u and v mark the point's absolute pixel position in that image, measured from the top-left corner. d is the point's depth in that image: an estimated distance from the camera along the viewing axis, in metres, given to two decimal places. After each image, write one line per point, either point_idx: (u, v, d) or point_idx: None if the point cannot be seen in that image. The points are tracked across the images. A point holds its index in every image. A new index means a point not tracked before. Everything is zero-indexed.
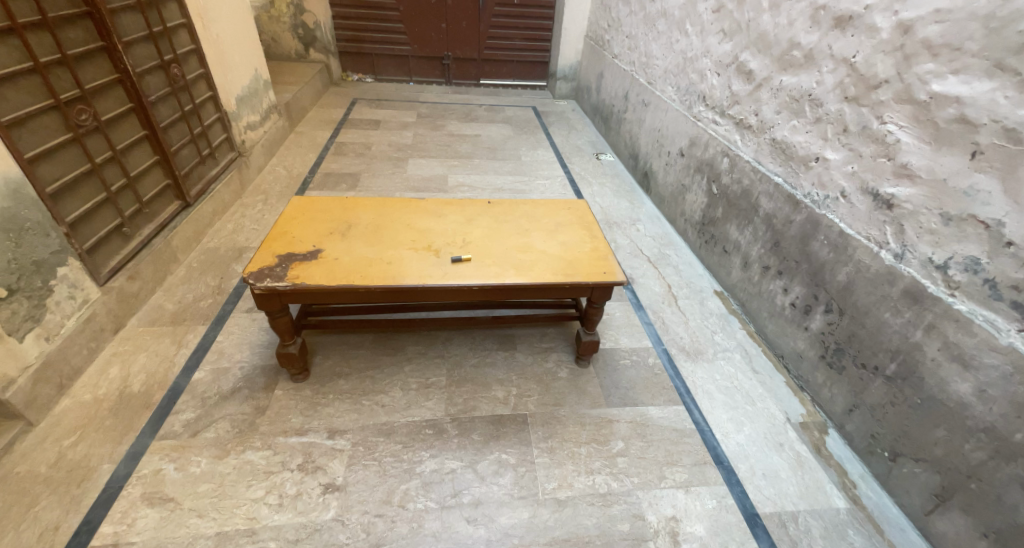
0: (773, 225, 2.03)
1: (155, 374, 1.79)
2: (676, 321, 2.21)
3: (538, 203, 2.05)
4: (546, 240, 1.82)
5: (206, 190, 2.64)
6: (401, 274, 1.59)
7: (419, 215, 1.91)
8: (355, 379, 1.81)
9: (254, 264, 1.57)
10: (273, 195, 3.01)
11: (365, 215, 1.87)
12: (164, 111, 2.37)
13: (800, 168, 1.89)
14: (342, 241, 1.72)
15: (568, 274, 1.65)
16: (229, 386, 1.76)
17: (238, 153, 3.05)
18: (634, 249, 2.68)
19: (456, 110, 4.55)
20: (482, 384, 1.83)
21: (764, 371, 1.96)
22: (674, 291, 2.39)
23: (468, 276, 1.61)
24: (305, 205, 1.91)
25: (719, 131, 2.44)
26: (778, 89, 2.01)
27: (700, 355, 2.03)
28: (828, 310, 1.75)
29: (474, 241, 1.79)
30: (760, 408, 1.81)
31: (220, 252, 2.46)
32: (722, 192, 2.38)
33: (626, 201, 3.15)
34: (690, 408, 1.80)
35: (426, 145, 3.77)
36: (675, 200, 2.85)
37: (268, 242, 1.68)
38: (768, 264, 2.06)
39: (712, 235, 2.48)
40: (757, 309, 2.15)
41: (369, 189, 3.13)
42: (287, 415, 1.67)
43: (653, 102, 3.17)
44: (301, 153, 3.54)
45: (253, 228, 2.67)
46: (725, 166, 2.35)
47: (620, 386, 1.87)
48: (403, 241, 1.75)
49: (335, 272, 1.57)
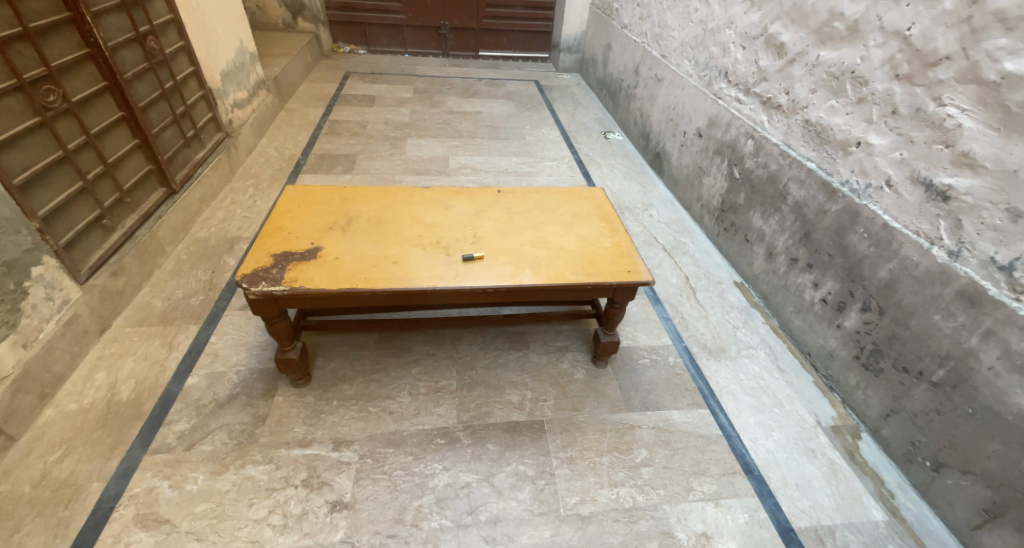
0: (804, 214, 1.90)
1: (145, 381, 1.66)
2: (696, 315, 2.10)
3: (552, 192, 1.90)
4: (563, 234, 1.68)
5: (192, 175, 2.47)
6: (409, 276, 1.46)
7: (424, 206, 1.76)
8: (360, 383, 1.70)
9: (248, 265, 1.43)
10: (265, 178, 2.83)
11: (366, 207, 1.73)
12: (142, 90, 2.18)
13: (838, 153, 1.75)
14: (343, 237, 1.58)
15: (590, 274, 1.52)
16: (224, 393, 1.64)
17: (225, 133, 2.86)
18: (647, 237, 2.54)
19: (454, 84, 4.32)
20: (495, 388, 1.72)
21: (791, 369, 1.87)
22: (692, 283, 2.27)
23: (483, 277, 1.48)
24: (301, 195, 1.76)
25: (742, 110, 2.28)
26: (814, 65, 1.85)
27: (722, 353, 1.93)
28: (865, 308, 1.64)
29: (486, 236, 1.65)
30: (789, 410, 1.72)
31: (211, 243, 2.31)
32: (745, 177, 2.24)
33: (637, 184, 3.00)
34: (715, 412, 1.70)
35: (425, 123, 3.57)
36: (690, 183, 2.70)
37: (262, 239, 1.54)
38: (796, 256, 1.94)
39: (731, 223, 2.35)
40: (782, 302, 2.04)
41: (366, 171, 2.95)
42: (289, 425, 1.56)
43: (667, 77, 2.98)
44: (293, 132, 3.34)
45: (245, 216, 2.51)
46: (749, 149, 2.20)
47: (640, 388, 1.77)
48: (410, 237, 1.61)
49: (336, 273, 1.44)
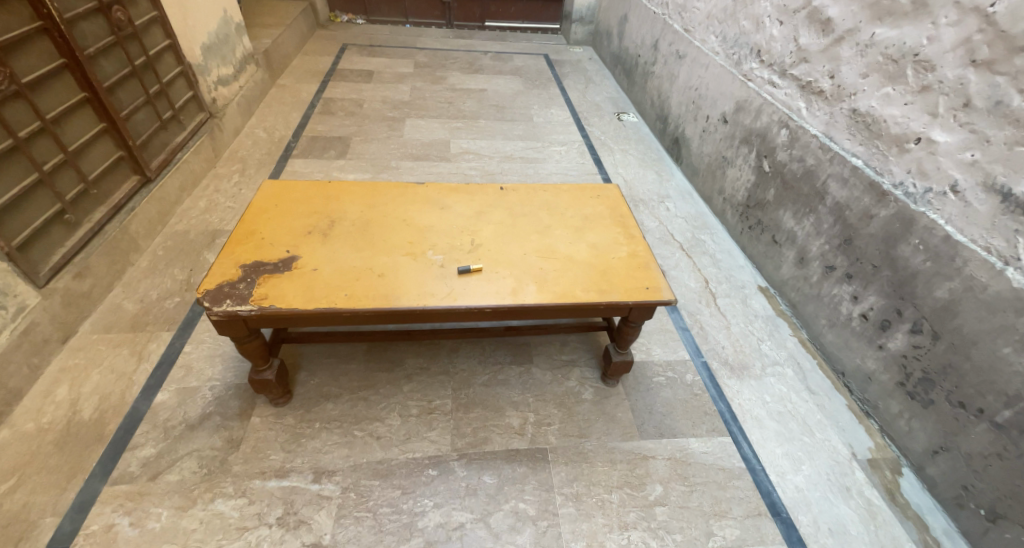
0: (844, 217, 1.68)
1: (110, 398, 1.51)
2: (716, 326, 1.91)
3: (560, 190, 1.70)
4: (572, 241, 1.49)
5: (170, 160, 2.28)
6: (397, 292, 1.28)
7: (417, 206, 1.57)
8: (345, 402, 1.55)
9: (212, 278, 1.26)
10: (252, 163, 2.63)
11: (352, 207, 1.54)
12: (108, 67, 1.97)
13: (891, 150, 1.54)
14: (324, 244, 1.39)
15: (602, 291, 1.33)
16: (196, 413, 1.49)
17: (208, 114, 2.64)
18: (663, 234, 2.33)
19: (458, 58, 4.04)
20: (494, 409, 1.56)
21: (822, 391, 1.69)
22: (712, 287, 2.07)
23: (480, 294, 1.30)
24: (279, 192, 1.57)
25: (776, 94, 2.03)
26: (867, 45, 1.62)
27: (746, 371, 1.74)
28: (915, 330, 1.46)
29: (485, 243, 1.46)
30: (821, 440, 1.55)
31: (191, 236, 2.13)
32: (775, 171, 2.01)
33: (653, 172, 2.76)
34: (738, 441, 1.53)
35: (425, 102, 3.32)
36: (712, 174, 2.47)
37: (231, 246, 1.36)
38: (833, 264, 1.74)
39: (757, 221, 2.14)
40: (813, 313, 1.84)
41: (360, 156, 2.74)
42: (266, 451, 1.41)
43: (689, 54, 2.71)
44: (283, 111, 3.11)
45: (229, 206, 2.32)
46: (782, 140, 1.97)
47: (655, 411, 1.60)
48: (399, 244, 1.42)
49: (313, 289, 1.26)
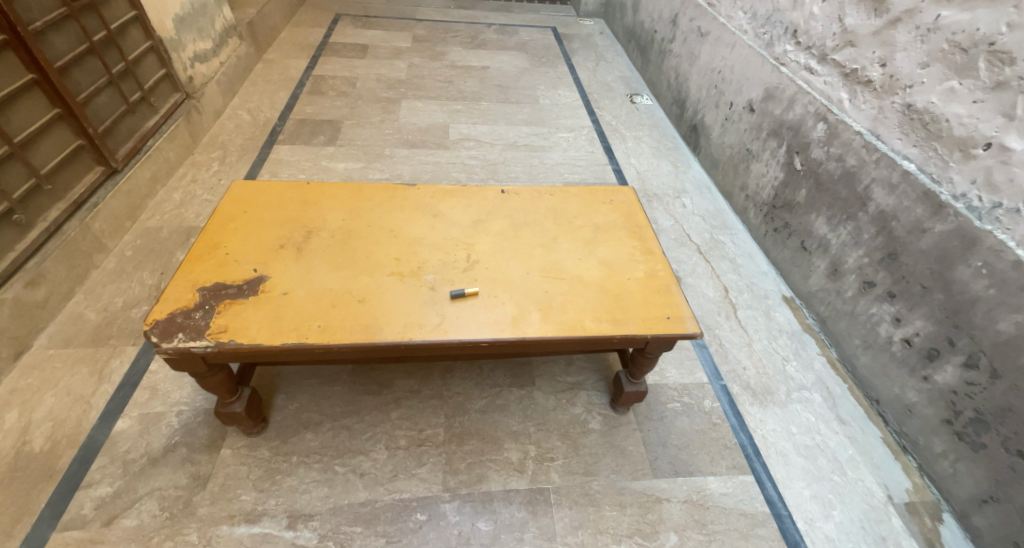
0: (889, 229, 1.49)
1: (65, 425, 1.37)
2: (737, 343, 1.73)
3: (569, 193, 1.50)
4: (582, 257, 1.30)
5: (140, 148, 2.08)
6: (378, 323, 1.10)
7: (406, 213, 1.38)
8: (327, 432, 1.40)
9: (164, 306, 1.08)
10: (233, 149, 2.41)
11: (332, 214, 1.35)
12: (61, 43, 1.75)
13: (953, 156, 1.33)
14: (297, 262, 1.22)
15: (616, 322, 1.15)
16: (160, 444, 1.35)
17: (185, 94, 2.42)
18: (679, 234, 2.13)
19: (460, 31, 3.75)
20: (491, 440, 1.41)
21: (854, 421, 1.53)
22: (732, 297, 1.89)
23: (475, 325, 1.12)
24: (250, 196, 1.38)
25: (813, 82, 1.80)
26: (929, 30, 1.39)
27: (769, 397, 1.58)
28: (969, 364, 1.28)
29: (483, 259, 1.27)
30: (853, 480, 1.40)
31: (163, 234, 1.95)
32: (808, 169, 1.80)
33: (668, 163, 2.54)
34: (762, 480, 1.38)
35: (423, 81, 3.07)
36: (733, 167, 2.26)
37: (189, 264, 1.18)
38: (873, 280, 1.55)
39: (785, 223, 1.93)
40: (845, 332, 1.67)
41: (352, 142, 2.50)
42: (236, 491, 1.27)
43: (713, 32, 2.45)
44: (270, 90, 2.87)
45: (206, 199, 2.13)
46: (819, 135, 1.75)
47: (669, 444, 1.44)
48: (383, 260, 1.24)
49: (281, 319, 1.09)
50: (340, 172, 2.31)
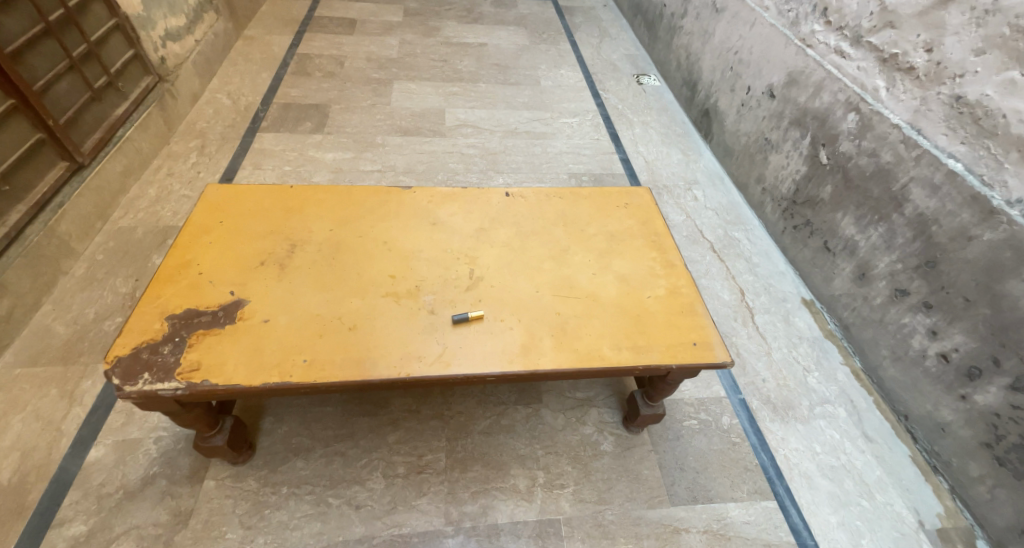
0: (929, 234, 1.37)
1: (33, 456, 1.25)
2: (756, 352, 1.62)
3: (579, 196, 1.36)
4: (596, 272, 1.17)
5: (109, 139, 1.90)
6: (372, 355, 0.98)
7: (399, 221, 1.24)
8: (319, 459, 1.29)
9: (127, 339, 0.95)
10: (213, 138, 2.23)
11: (318, 223, 1.21)
12: (12, 24, 1.55)
13: (1009, 156, 1.21)
14: (279, 282, 1.08)
15: (638, 349, 1.03)
16: (137, 476, 1.24)
17: (158, 77, 2.21)
18: (691, 231, 1.99)
19: (454, 4, 3.51)
20: (497, 466, 1.32)
21: (881, 438, 1.44)
22: (749, 300, 1.77)
23: (480, 355, 1.00)
24: (224, 203, 1.24)
25: (844, 67, 1.65)
26: (987, 13, 1.25)
27: (791, 412, 1.48)
28: (1016, 386, 1.18)
29: (487, 275, 1.14)
30: (882, 504, 1.31)
31: (138, 235, 1.80)
32: (836, 164, 1.67)
33: (677, 151, 2.39)
34: (786, 507, 1.29)
35: (416, 60, 2.87)
36: (749, 157, 2.11)
37: (156, 287, 1.05)
38: (907, 288, 1.44)
39: (806, 220, 1.80)
40: (872, 341, 1.56)
41: (341, 129, 2.32)
42: (221, 529, 1.17)
43: (730, 8, 2.27)
44: (251, 71, 2.66)
45: (184, 194, 1.97)
46: (850, 127, 1.61)
47: (686, 467, 1.35)
48: (375, 278, 1.11)
49: (261, 353, 0.96)
50: (328, 163, 2.14)
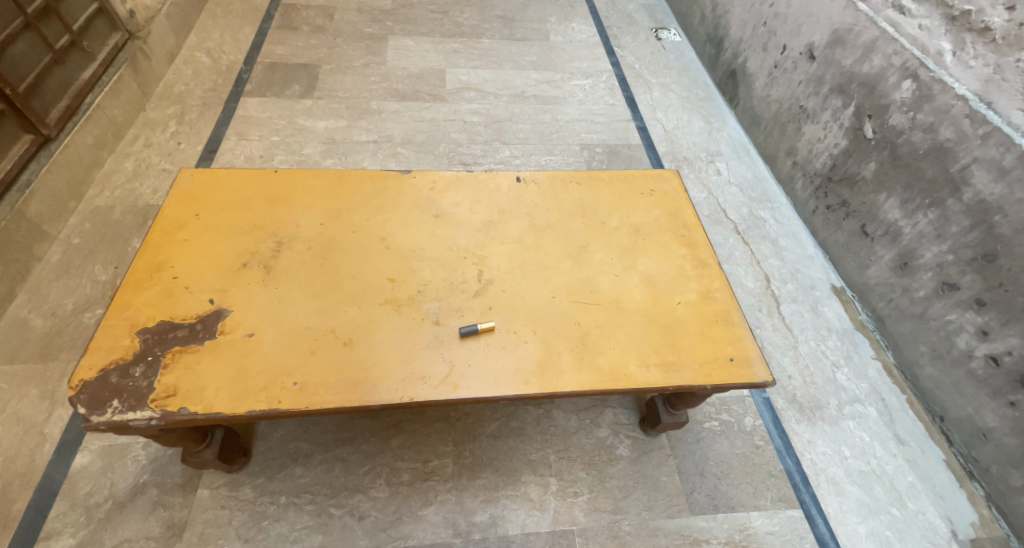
0: (991, 223, 1.23)
1: (14, 463, 1.17)
2: (781, 346, 1.51)
3: (599, 181, 1.21)
4: (619, 273, 1.05)
5: (79, 107, 1.72)
6: (370, 376, 0.87)
7: (397, 213, 1.11)
8: (319, 466, 1.22)
9: (93, 360, 0.84)
10: (193, 103, 2.03)
11: (306, 216, 1.08)
12: None
13: None
14: (263, 287, 0.96)
15: (668, 367, 0.92)
16: (127, 485, 1.17)
17: (127, 33, 1.98)
18: (714, 209, 1.84)
19: None
20: (508, 473, 1.24)
21: (913, 441, 1.36)
22: (775, 288, 1.64)
23: (491, 375, 0.89)
24: (200, 193, 1.09)
25: (903, 25, 1.45)
26: None
27: (819, 413, 1.39)
28: None
29: (497, 277, 1.02)
30: (913, 512, 1.25)
31: (116, 216, 1.66)
32: (883, 139, 1.50)
33: (699, 117, 2.19)
34: (812, 516, 1.23)
35: (412, 12, 2.61)
36: (780, 126, 1.92)
37: (123, 296, 0.92)
38: (957, 282, 1.31)
39: (843, 200, 1.65)
40: (909, 336, 1.45)
41: (332, 93, 2.12)
42: (217, 542, 1.11)
43: None
44: (232, 24, 2.41)
45: (164, 168, 1.81)
46: (904, 96, 1.43)
47: (707, 473, 1.28)
48: (372, 282, 0.99)
49: (246, 375, 0.85)
50: (319, 132, 1.96)
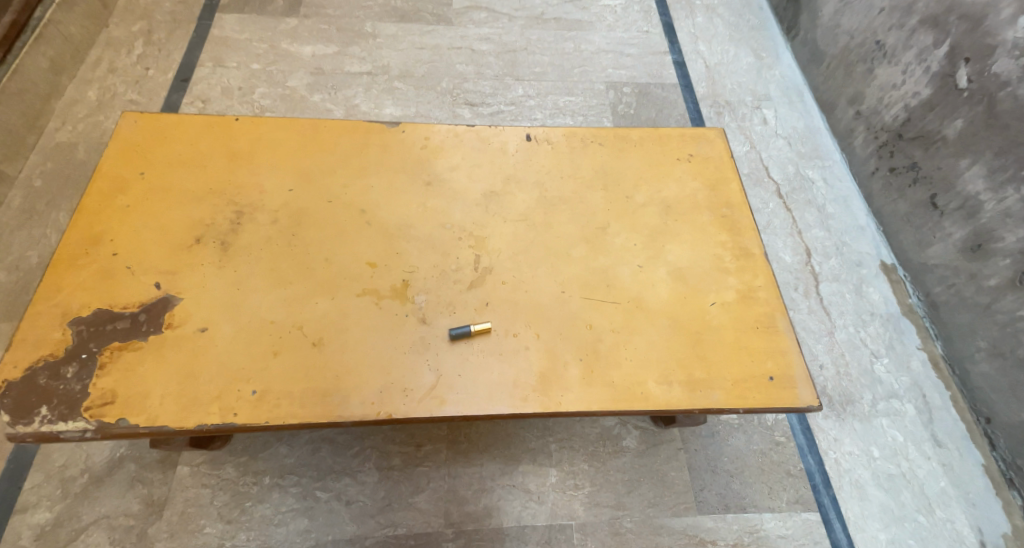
0: None
1: None
2: (816, 331, 1.35)
3: (626, 143, 1.00)
4: (644, 263, 0.87)
5: (26, 23, 1.47)
6: (341, 385, 0.74)
7: (381, 179, 0.92)
8: (304, 446, 1.15)
9: (19, 356, 0.72)
10: (161, 20, 1.77)
11: (273, 180, 0.90)
12: None
13: None
14: (219, 270, 0.81)
15: (694, 386, 0.78)
16: (103, 459, 1.10)
17: None
18: (755, 166, 1.60)
19: None
20: (505, 461, 1.16)
21: (952, 443, 1.23)
22: (816, 263, 1.45)
23: (484, 388, 0.76)
24: (147, 147, 0.92)
25: None
26: None
27: (850, 408, 1.26)
28: None
29: (497, 264, 0.85)
30: (941, 521, 1.15)
31: (80, 155, 1.49)
32: (979, 91, 1.23)
33: (748, 51, 1.87)
34: (830, 520, 1.14)
35: None
36: (846, 66, 1.62)
37: (53, 277, 0.78)
38: None
39: (911, 162, 1.40)
40: (966, 328, 1.28)
41: (320, 11, 1.83)
42: (198, 522, 1.06)
43: None
44: None
45: (131, 99, 1.60)
46: (1018, 36, 1.14)
47: (720, 470, 1.18)
48: (347, 268, 0.83)
49: (196, 380, 0.73)
50: (306, 60, 1.71)
